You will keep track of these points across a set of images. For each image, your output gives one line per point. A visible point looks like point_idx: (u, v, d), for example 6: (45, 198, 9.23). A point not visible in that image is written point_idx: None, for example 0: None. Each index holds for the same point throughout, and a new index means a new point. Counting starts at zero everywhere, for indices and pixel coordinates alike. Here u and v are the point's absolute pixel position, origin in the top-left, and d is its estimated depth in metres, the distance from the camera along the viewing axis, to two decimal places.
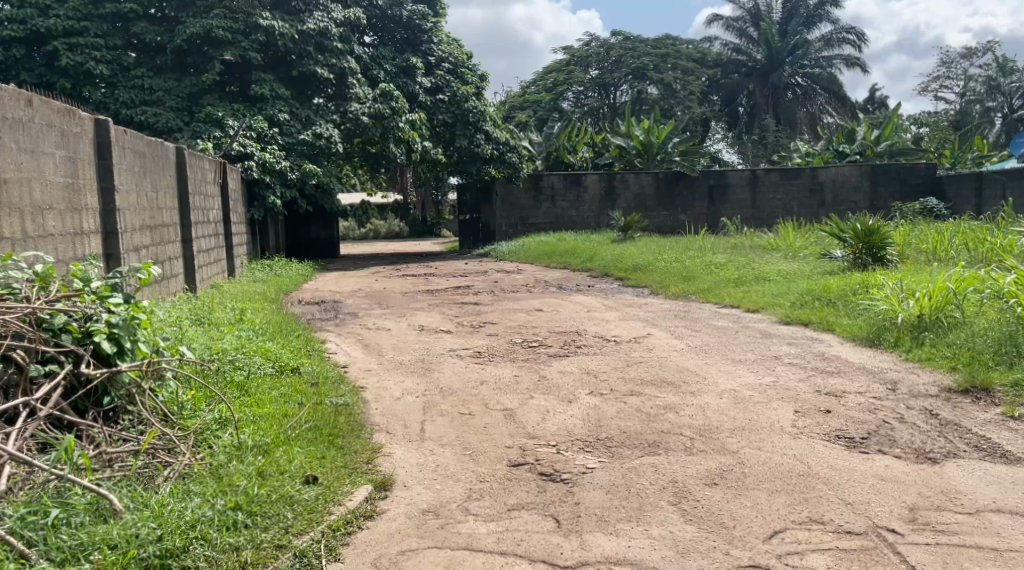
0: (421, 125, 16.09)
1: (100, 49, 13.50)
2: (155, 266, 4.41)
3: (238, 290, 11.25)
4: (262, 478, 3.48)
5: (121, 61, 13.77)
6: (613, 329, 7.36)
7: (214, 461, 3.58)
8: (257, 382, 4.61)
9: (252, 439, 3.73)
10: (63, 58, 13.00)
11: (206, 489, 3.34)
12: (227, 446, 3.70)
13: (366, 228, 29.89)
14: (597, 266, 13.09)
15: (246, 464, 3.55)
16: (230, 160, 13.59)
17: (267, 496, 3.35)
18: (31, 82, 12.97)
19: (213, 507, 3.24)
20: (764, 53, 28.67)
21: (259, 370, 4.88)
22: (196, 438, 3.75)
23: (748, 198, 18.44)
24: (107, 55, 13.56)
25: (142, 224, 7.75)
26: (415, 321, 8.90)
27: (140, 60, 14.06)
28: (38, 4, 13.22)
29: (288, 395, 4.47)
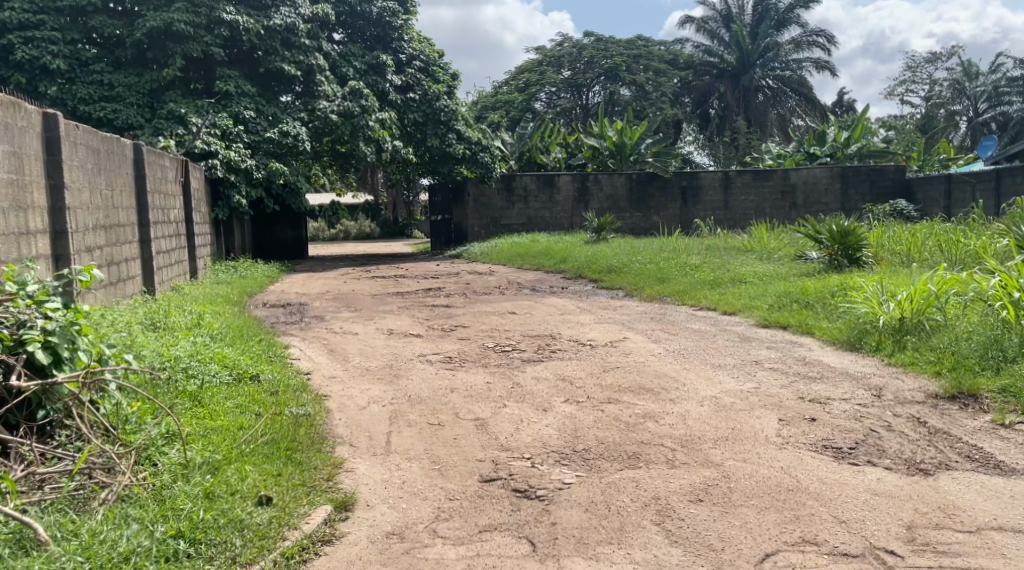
0: (391, 124, 15.81)
1: (57, 43, 13.20)
2: (99, 269, 4.15)
3: (200, 293, 10.99)
4: (210, 501, 3.24)
5: (79, 56, 13.47)
6: (588, 332, 7.15)
7: (157, 482, 3.34)
8: (214, 397, 4.47)
9: (201, 456, 3.50)
10: (18, 52, 12.67)
11: (145, 514, 3.11)
12: (173, 464, 3.47)
13: (337, 229, 29.50)
14: (570, 267, 12.89)
15: (193, 485, 3.31)
16: (193, 158, 13.28)
17: (213, 522, 3.11)
18: None
19: (151, 536, 3.00)
20: (735, 54, 28.65)
21: (213, 383, 4.76)
22: (140, 454, 3.50)
23: (720, 199, 18.33)
24: (65, 49, 13.27)
25: (94, 224, 8.22)
26: (384, 324, 8.67)
27: (100, 55, 13.80)
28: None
29: (244, 408, 4.36)
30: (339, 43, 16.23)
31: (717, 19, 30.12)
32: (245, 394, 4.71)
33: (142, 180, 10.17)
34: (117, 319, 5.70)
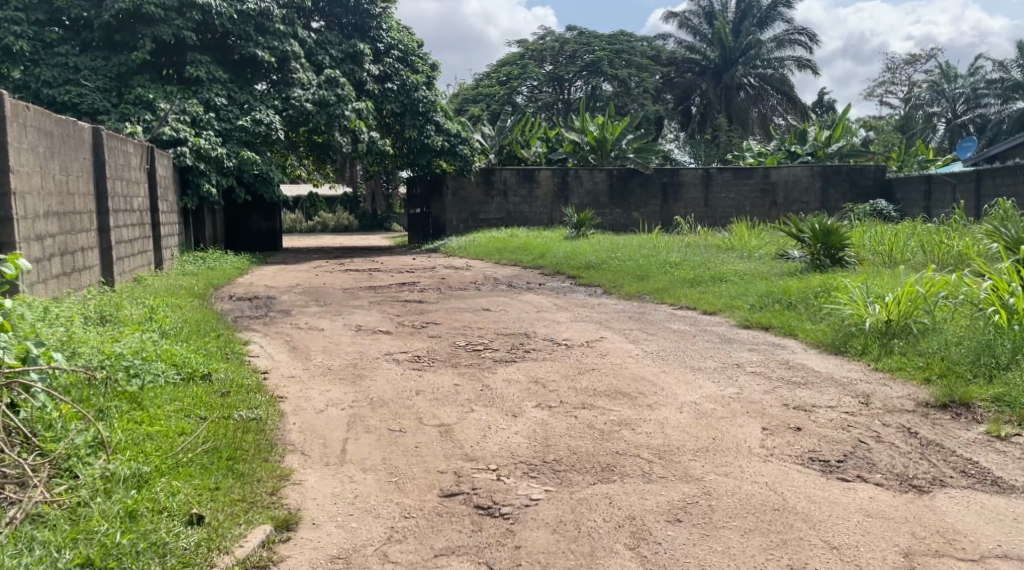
0: (368, 113, 15.44)
1: (20, 24, 12.92)
2: (24, 258, 4.27)
3: (163, 285, 10.76)
4: (131, 521, 3.01)
5: (42, 38, 13.17)
6: (564, 331, 6.89)
7: (74, 499, 3.10)
8: (160, 406, 4.50)
9: (128, 469, 3.29)
10: None
11: (53, 538, 2.87)
12: (95, 476, 3.23)
13: (315, 221, 29.09)
14: (549, 263, 12.62)
15: (114, 502, 3.08)
16: (161, 145, 12.95)
17: (130, 548, 2.87)
18: None
19: (56, 565, 2.75)
20: (718, 51, 28.41)
21: (153, 389, 4.83)
22: (59, 466, 3.29)
23: (701, 197, 18.11)
24: (28, 31, 12.98)
25: (48, 210, 8.43)
26: (353, 320, 8.40)
27: (65, 38, 13.49)
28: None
29: (184, 414, 4.44)
30: (316, 30, 15.92)
31: (700, 15, 29.86)
32: (191, 404, 4.67)
33: (100, 166, 10.02)
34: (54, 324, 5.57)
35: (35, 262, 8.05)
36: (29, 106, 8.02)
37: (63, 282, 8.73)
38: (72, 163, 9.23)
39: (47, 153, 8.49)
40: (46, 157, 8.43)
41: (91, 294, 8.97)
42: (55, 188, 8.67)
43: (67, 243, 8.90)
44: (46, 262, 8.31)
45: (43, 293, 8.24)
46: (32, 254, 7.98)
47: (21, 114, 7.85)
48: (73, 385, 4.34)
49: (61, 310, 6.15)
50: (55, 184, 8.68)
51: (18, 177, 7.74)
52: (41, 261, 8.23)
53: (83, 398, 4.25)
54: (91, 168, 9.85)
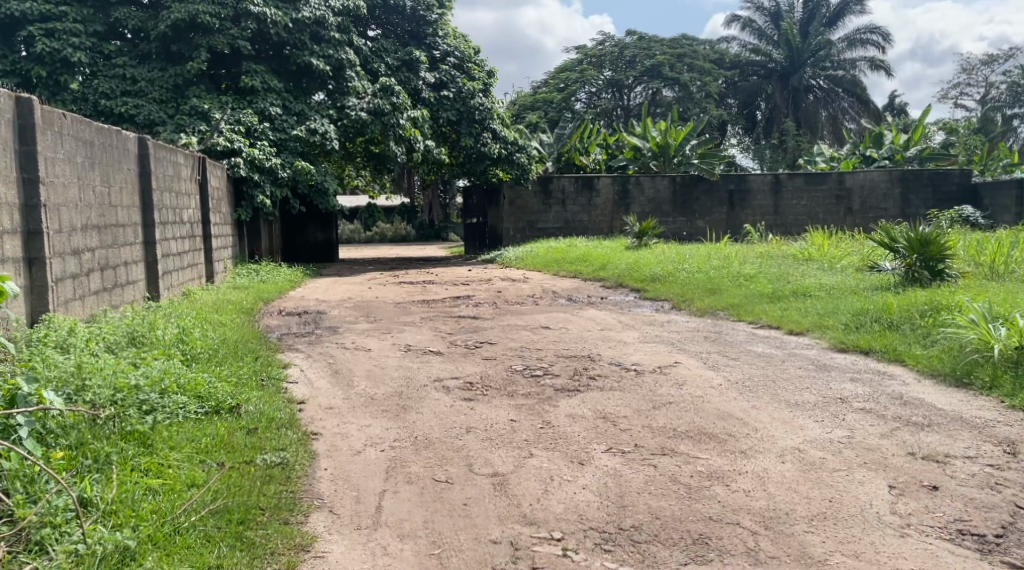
0: (423, 122, 14.91)
1: (80, 35, 12.70)
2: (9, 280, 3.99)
3: (210, 299, 10.32)
4: None
5: (101, 50, 12.97)
6: (633, 354, 6.18)
7: None
8: (172, 451, 4.00)
9: (113, 543, 3.02)
10: (38, 44, 12.20)
11: None
12: (69, 555, 2.98)
13: (373, 232, 28.76)
14: (610, 276, 11.88)
15: None
16: (215, 156, 12.56)
17: None
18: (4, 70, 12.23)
19: None
20: (785, 53, 27.43)
21: (169, 425, 4.32)
22: (29, 540, 3.04)
23: (771, 204, 17.18)
24: (87, 42, 12.76)
25: (88, 224, 7.99)
26: (402, 339, 7.79)
27: (123, 49, 13.25)
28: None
29: (195, 461, 3.93)
30: (372, 38, 15.49)
31: (764, 17, 28.72)
32: (211, 449, 4.14)
33: (146, 177, 9.58)
34: (75, 355, 5.08)
35: (71, 278, 7.58)
36: (65, 114, 7.57)
37: (104, 299, 8.30)
38: (115, 173, 8.78)
39: (87, 163, 8.04)
40: (84, 167, 7.96)
41: (135, 312, 8.54)
42: (95, 200, 8.21)
43: (107, 257, 8.43)
44: (84, 278, 7.86)
45: (80, 311, 7.77)
46: (67, 270, 7.50)
47: (56, 122, 7.40)
48: (73, 426, 3.84)
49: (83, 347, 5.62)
50: (96, 196, 8.21)
51: (52, 189, 7.25)
52: (79, 278, 7.77)
53: (82, 443, 3.75)
54: (136, 180, 9.41)
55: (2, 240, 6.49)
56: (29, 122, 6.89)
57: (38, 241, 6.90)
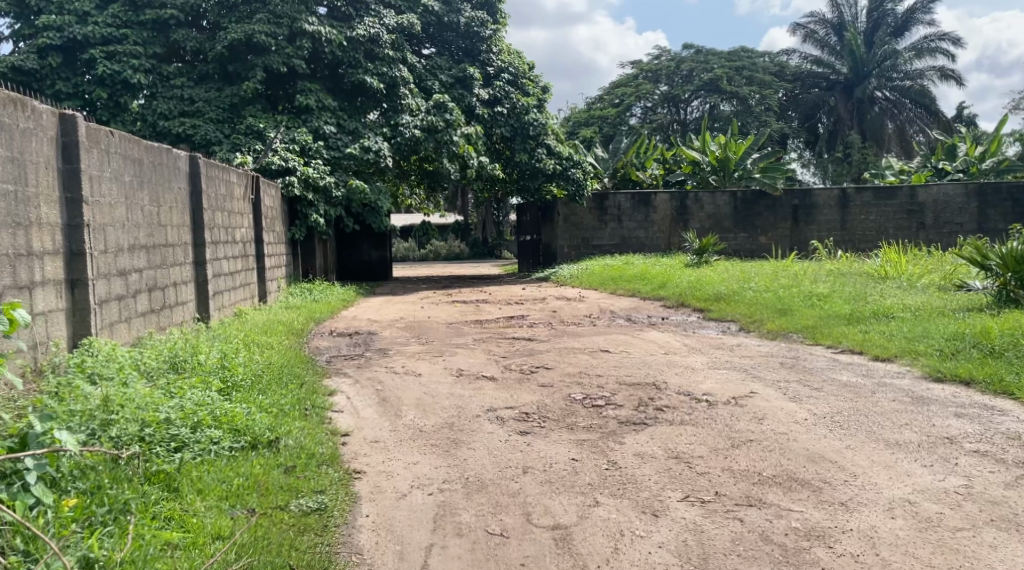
0: (477, 138, 14.55)
1: (139, 57, 12.69)
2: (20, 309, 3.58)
3: (261, 319, 10.07)
4: None
5: (160, 71, 12.96)
6: (703, 382, 5.70)
7: None
8: (199, 496, 3.64)
9: None
10: (99, 66, 12.27)
11: None
12: None
13: (427, 249, 28.54)
14: (671, 294, 11.37)
15: None
16: (269, 175, 12.40)
17: None
18: (68, 92, 12.42)
19: None
20: (849, 65, 26.74)
21: (200, 463, 3.97)
22: None
23: (838, 219, 16.49)
24: (146, 63, 12.72)
25: (136, 244, 7.75)
26: (454, 363, 7.39)
27: (181, 70, 13.21)
28: (78, 11, 12.65)
29: (222, 508, 3.57)
30: (426, 56, 15.25)
31: (828, 27, 27.83)
32: (244, 490, 3.77)
33: (196, 196, 9.32)
34: (107, 386, 4.76)
35: (116, 300, 7.29)
36: (112, 131, 7.32)
37: (153, 321, 8.07)
38: (164, 192, 8.52)
39: (135, 182, 7.79)
40: (132, 186, 7.72)
41: (185, 334, 8.32)
42: (143, 219, 7.94)
43: (156, 278, 8.17)
44: (131, 300, 7.59)
45: (125, 334, 7.48)
46: (113, 292, 7.22)
47: (103, 140, 7.14)
48: (90, 469, 3.51)
49: (127, 377, 5.35)
50: (144, 215, 7.97)
51: (97, 208, 6.98)
52: (126, 299, 7.50)
53: (100, 487, 3.42)
54: (187, 199, 9.16)
55: (43, 262, 6.22)
56: (74, 139, 6.62)
57: (80, 263, 6.62)
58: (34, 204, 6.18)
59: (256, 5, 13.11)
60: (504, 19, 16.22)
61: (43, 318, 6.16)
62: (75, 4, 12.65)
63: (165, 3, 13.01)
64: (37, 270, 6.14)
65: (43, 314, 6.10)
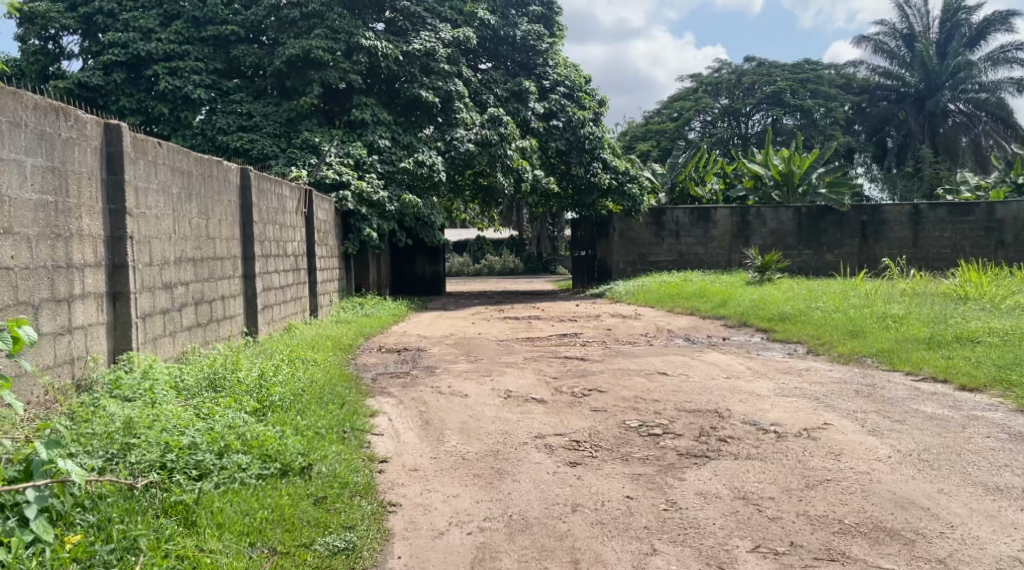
0: (532, 152, 14.28)
1: (201, 73, 12.85)
2: (25, 325, 3.58)
3: (311, 334, 9.85)
4: None
5: (220, 87, 13.00)
6: (772, 411, 5.32)
7: None
8: (218, 530, 3.36)
9: None
10: (161, 82, 12.47)
11: None
12: None
13: (481, 264, 28.32)
14: (733, 313, 10.91)
15: None
16: (324, 189, 12.24)
17: None
18: (131, 108, 12.64)
19: None
20: (920, 77, 25.94)
21: (224, 492, 3.68)
22: None
23: (909, 236, 15.84)
24: (207, 79, 12.86)
25: (183, 256, 7.54)
26: (504, 383, 7.04)
27: (241, 85, 13.28)
28: (142, 27, 12.86)
29: (241, 548, 3.28)
30: (482, 70, 14.99)
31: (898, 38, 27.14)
32: (267, 525, 3.47)
33: (247, 209, 9.13)
34: (137, 406, 4.48)
35: (161, 314, 7.05)
36: (160, 142, 7.11)
37: (201, 336, 7.87)
38: (214, 205, 8.33)
39: (183, 195, 7.58)
40: (180, 199, 7.52)
41: (233, 348, 8.14)
42: (191, 232, 7.75)
43: (203, 291, 7.95)
44: (176, 314, 7.34)
45: (170, 348, 7.24)
46: (157, 305, 6.96)
47: (150, 150, 6.92)
48: (100, 501, 3.26)
49: (167, 398, 5.14)
50: (192, 228, 7.76)
51: (142, 220, 6.71)
52: (172, 312, 7.27)
53: (108, 521, 3.17)
54: (237, 212, 8.97)
55: (85, 274, 5.92)
56: (119, 150, 6.34)
57: (123, 275, 6.31)
58: (77, 215, 5.88)
59: (315, 20, 12.91)
60: (560, 32, 15.99)
61: (83, 332, 5.84)
62: (139, 21, 12.86)
63: (226, 19, 13.13)
64: (77, 282, 5.83)
65: (83, 329, 5.79)
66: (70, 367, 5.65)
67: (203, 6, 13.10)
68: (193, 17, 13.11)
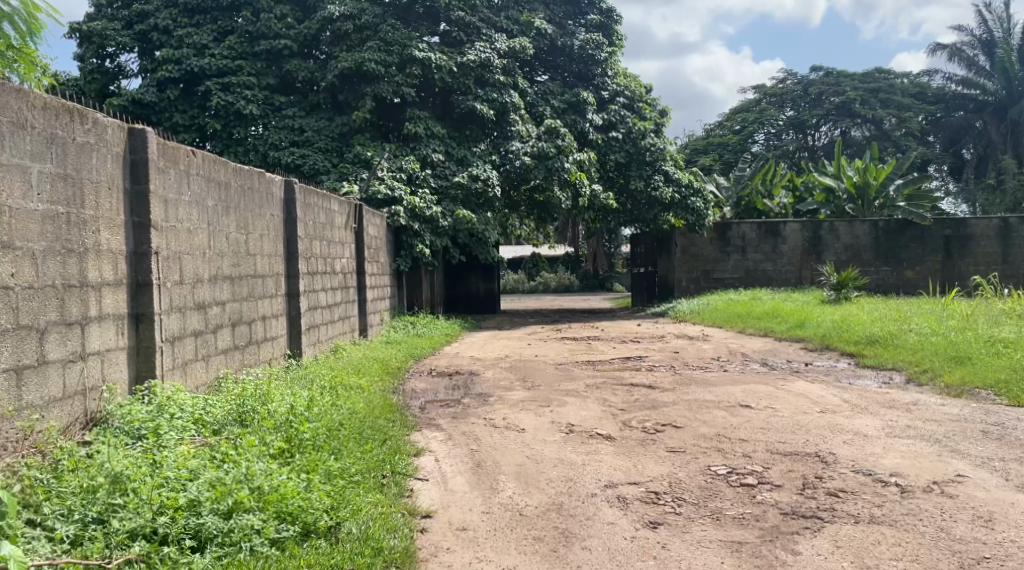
0: (590, 165, 13.51)
1: (253, 88, 12.35)
2: None
3: (357, 355, 9.20)
4: None
5: (272, 102, 12.49)
6: (887, 462, 4.63)
7: None
8: None
9: None
10: (213, 97, 11.97)
11: None
12: None
13: (536, 281, 27.65)
14: (813, 335, 10.06)
15: None
16: (375, 205, 11.61)
17: None
18: (183, 125, 12.18)
19: None
20: (1002, 84, 24.64)
21: None
22: None
23: (997, 251, 14.87)
24: (260, 94, 12.36)
25: (224, 276, 6.88)
26: (565, 415, 6.28)
27: (294, 101, 12.75)
28: (195, 44, 12.41)
29: None
30: (539, 83, 14.34)
31: (977, 45, 25.71)
32: None
33: (291, 225, 8.52)
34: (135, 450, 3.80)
35: (193, 336, 6.19)
36: (193, 151, 6.29)
37: (244, 357, 7.28)
38: (255, 219, 7.65)
39: (219, 207, 6.83)
40: (216, 212, 6.76)
41: (277, 373, 7.54)
42: (229, 247, 7.03)
43: (241, 311, 7.23)
44: (210, 336, 6.53)
45: (204, 375, 6.38)
46: (188, 327, 6.11)
47: (183, 159, 6.10)
48: None
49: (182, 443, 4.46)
50: (230, 243, 7.04)
51: (172, 234, 5.86)
52: (206, 334, 6.46)
53: None
54: (281, 227, 8.35)
55: (101, 294, 4.93)
56: (143, 157, 5.31)
57: (147, 295, 5.28)
58: (92, 229, 4.88)
59: (368, 32, 12.40)
60: (620, 42, 15.24)
61: (99, 358, 4.89)
62: (193, 37, 12.41)
63: (279, 33, 12.59)
64: (92, 304, 4.86)
65: (97, 355, 4.82)
66: (81, 399, 4.69)
67: (257, 21, 12.68)
68: (246, 32, 12.69)
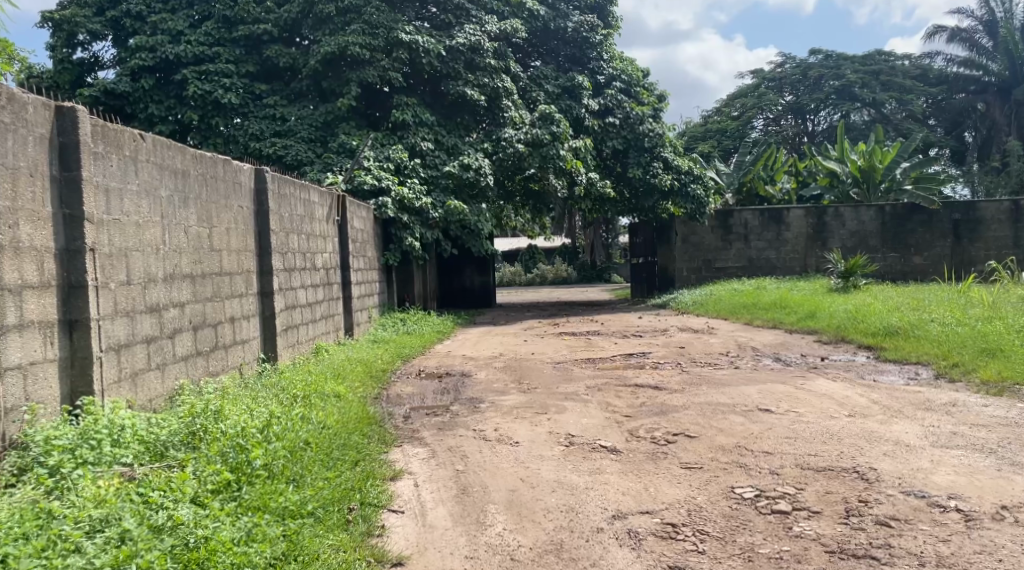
0: (586, 152, 12.79)
1: (231, 76, 11.62)
2: None
3: (337, 357, 8.51)
4: None
5: (252, 90, 11.74)
6: (938, 480, 3.97)
7: None
8: None
9: None
10: (188, 87, 11.25)
11: None
12: None
13: (533, 274, 26.94)
14: (827, 326, 9.39)
15: None
16: (361, 196, 10.91)
17: None
18: (159, 116, 11.45)
19: None
20: (1004, 63, 24.01)
21: None
22: None
23: (1009, 235, 14.21)
24: (239, 83, 11.63)
25: (183, 275, 6.19)
26: (564, 424, 5.59)
27: (275, 88, 12.01)
28: (170, 30, 11.67)
29: None
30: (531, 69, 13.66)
31: (979, 27, 25.00)
32: None
33: (263, 219, 7.81)
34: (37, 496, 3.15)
35: (145, 344, 5.50)
36: (140, 135, 5.58)
37: (210, 363, 6.60)
38: (220, 212, 6.95)
39: (176, 198, 6.13)
40: (171, 203, 6.06)
41: (246, 381, 6.88)
42: (189, 242, 6.33)
43: (205, 313, 6.55)
44: (167, 342, 5.83)
45: (158, 387, 5.70)
46: (139, 334, 5.42)
47: (128, 145, 5.41)
48: None
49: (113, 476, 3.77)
50: (190, 238, 6.35)
51: (114, 228, 5.18)
52: (163, 341, 5.77)
53: None
54: (251, 220, 7.64)
55: (22, 299, 4.25)
56: (73, 140, 4.60)
57: (80, 298, 4.58)
58: (9, 223, 4.21)
59: (351, 15, 11.65)
60: (616, 23, 14.52)
61: (21, 373, 4.21)
62: (168, 23, 11.67)
63: (258, 18, 11.87)
64: (10, 310, 4.18)
65: (16, 370, 4.15)
66: None
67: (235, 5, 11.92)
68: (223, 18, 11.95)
